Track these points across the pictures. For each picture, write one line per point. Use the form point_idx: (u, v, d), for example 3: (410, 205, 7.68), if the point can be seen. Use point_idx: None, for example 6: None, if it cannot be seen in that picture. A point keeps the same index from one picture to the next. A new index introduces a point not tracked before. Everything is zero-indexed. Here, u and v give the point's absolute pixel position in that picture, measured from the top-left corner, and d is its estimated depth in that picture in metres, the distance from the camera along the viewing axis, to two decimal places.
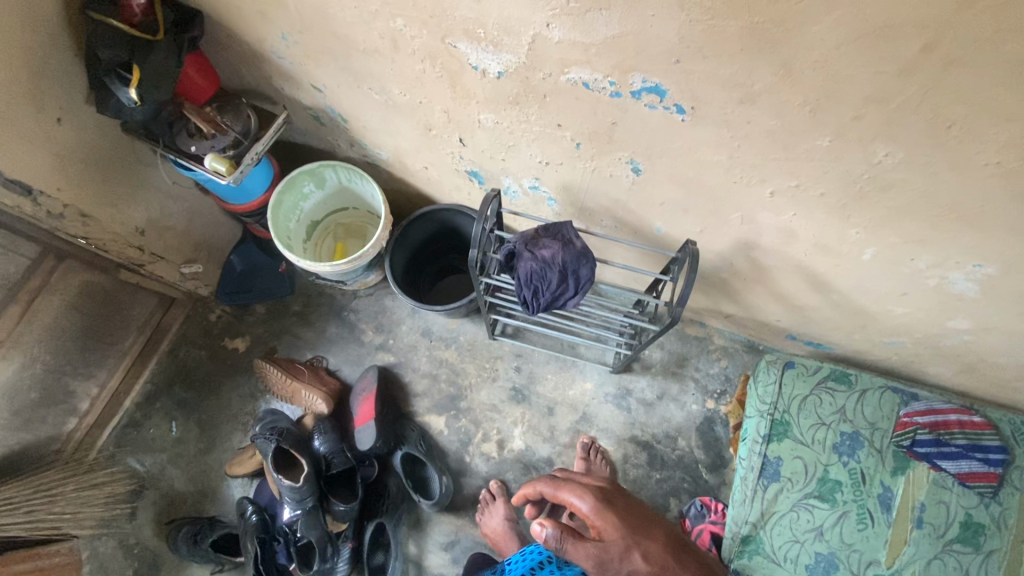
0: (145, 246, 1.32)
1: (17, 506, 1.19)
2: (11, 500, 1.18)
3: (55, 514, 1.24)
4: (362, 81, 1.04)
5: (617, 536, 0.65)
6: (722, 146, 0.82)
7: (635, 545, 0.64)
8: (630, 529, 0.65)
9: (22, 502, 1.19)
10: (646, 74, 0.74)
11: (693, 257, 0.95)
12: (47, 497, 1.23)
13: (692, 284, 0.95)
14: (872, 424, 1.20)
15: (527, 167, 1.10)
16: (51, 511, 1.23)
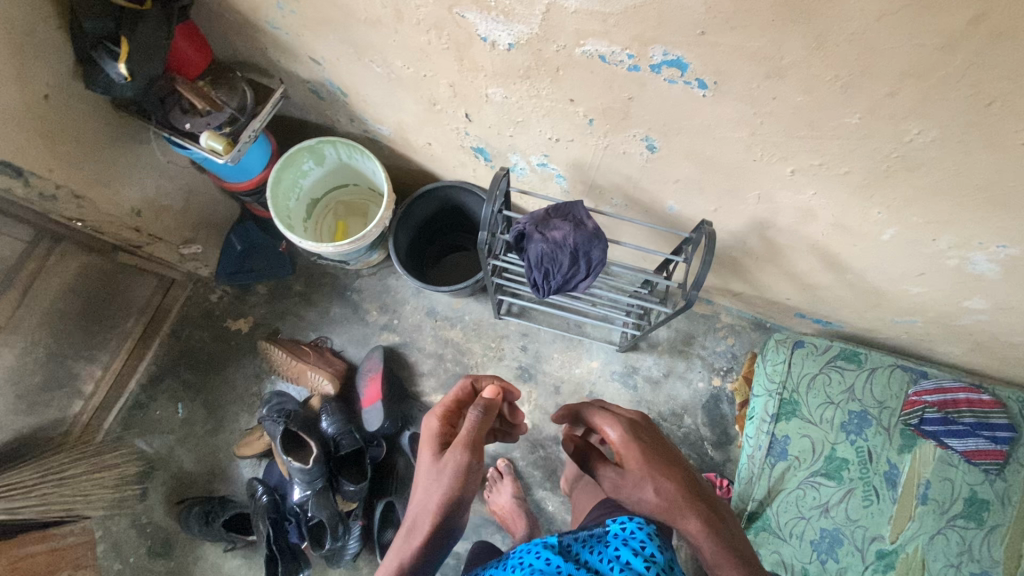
0: (142, 228, 1.27)
1: (30, 488, 1.22)
2: (21, 483, 1.21)
3: (65, 494, 1.27)
4: (363, 54, 0.99)
5: (636, 467, 0.69)
6: (743, 123, 0.79)
7: (650, 479, 0.67)
8: (648, 462, 0.69)
9: (33, 486, 1.22)
10: (667, 46, 0.70)
11: (710, 238, 0.92)
12: (57, 480, 1.26)
13: (709, 266, 0.92)
14: (881, 403, 1.20)
15: (536, 144, 1.07)
16: (62, 493, 1.27)
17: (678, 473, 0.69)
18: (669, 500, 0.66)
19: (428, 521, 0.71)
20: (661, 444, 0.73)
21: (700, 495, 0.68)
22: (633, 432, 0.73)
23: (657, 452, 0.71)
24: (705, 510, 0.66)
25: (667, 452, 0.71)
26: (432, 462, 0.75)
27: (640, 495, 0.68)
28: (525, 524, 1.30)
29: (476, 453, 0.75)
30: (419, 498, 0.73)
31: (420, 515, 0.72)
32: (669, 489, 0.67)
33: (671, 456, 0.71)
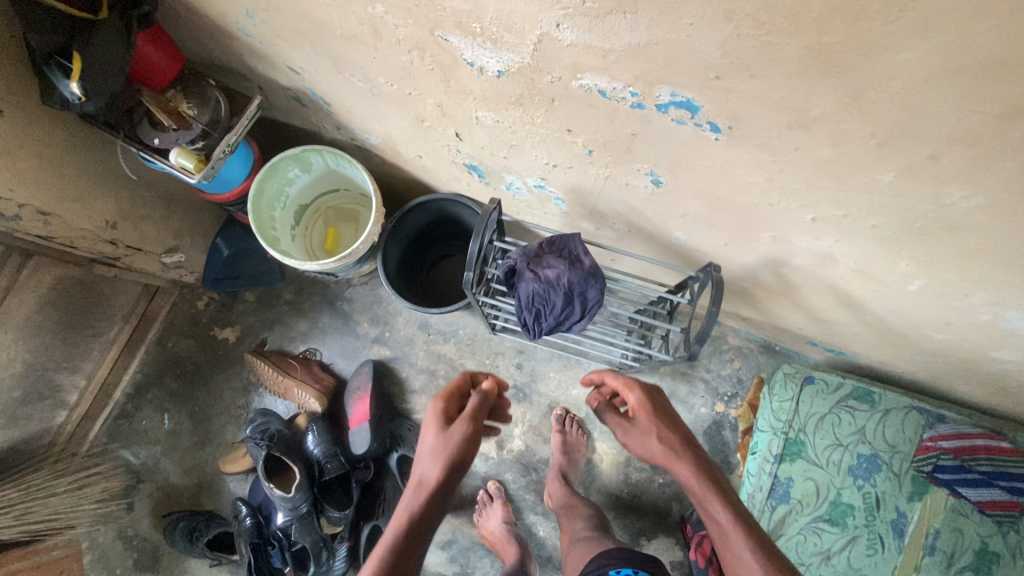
0: (118, 240, 1.21)
1: (13, 506, 1.20)
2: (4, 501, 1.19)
3: (50, 509, 1.25)
4: (342, 67, 0.90)
5: (647, 422, 0.88)
6: (760, 169, 0.70)
7: (657, 432, 0.86)
8: (656, 419, 0.87)
9: (17, 503, 1.20)
10: (675, 88, 0.61)
11: (717, 287, 0.83)
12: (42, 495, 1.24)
13: (715, 317, 0.84)
14: (892, 447, 1.13)
15: (532, 167, 0.98)
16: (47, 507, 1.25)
17: (676, 426, 0.87)
18: (669, 445, 0.85)
19: (437, 475, 0.86)
20: (665, 408, 0.90)
21: (692, 443, 0.86)
22: (647, 394, 0.91)
23: (660, 409, 0.89)
24: (694, 455, 0.84)
25: (668, 409, 0.90)
26: (439, 429, 0.92)
27: (646, 441, 0.87)
28: (515, 549, 1.27)
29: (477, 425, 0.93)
30: (427, 456, 0.89)
31: (428, 471, 0.87)
32: (668, 436, 0.85)
33: (672, 416, 0.89)
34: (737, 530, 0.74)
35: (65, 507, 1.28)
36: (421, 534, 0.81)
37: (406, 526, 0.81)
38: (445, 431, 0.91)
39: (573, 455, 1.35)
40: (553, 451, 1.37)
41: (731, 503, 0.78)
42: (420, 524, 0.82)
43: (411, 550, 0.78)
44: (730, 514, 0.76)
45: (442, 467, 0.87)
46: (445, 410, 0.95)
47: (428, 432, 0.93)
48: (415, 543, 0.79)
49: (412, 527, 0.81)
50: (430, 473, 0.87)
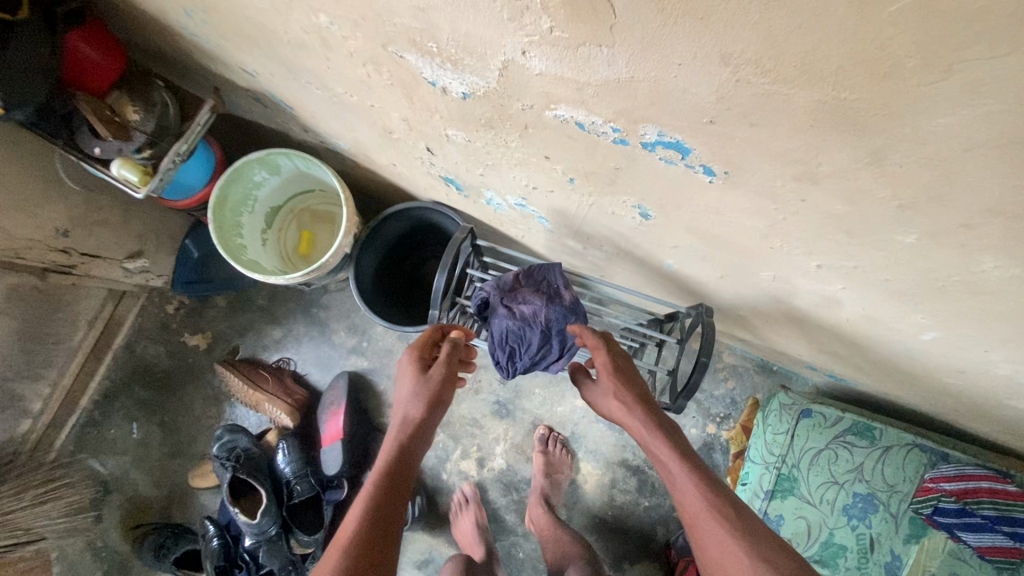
0: (71, 249, 1.14)
1: None
2: None
3: (19, 520, 1.17)
4: (298, 74, 0.80)
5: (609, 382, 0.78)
6: (759, 215, 0.61)
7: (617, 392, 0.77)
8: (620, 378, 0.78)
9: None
10: (662, 128, 0.52)
11: (705, 338, 0.74)
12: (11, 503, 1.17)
13: (704, 368, 0.74)
14: (890, 486, 1.06)
15: (510, 186, 0.88)
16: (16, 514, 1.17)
17: (634, 386, 0.77)
18: (623, 402, 0.76)
19: (418, 414, 0.83)
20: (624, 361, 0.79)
21: (651, 400, 0.78)
22: (611, 357, 0.78)
23: (620, 364, 0.79)
24: (653, 414, 0.75)
25: (633, 369, 0.80)
26: (417, 370, 0.87)
27: (606, 401, 0.79)
28: (481, 552, 1.23)
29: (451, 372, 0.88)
30: (405, 396, 0.85)
31: (409, 411, 0.84)
32: (621, 396, 0.76)
33: (635, 372, 0.80)
34: (692, 481, 0.67)
35: (37, 518, 1.21)
36: (401, 470, 0.77)
37: (386, 463, 0.77)
38: (424, 374, 0.87)
39: (556, 476, 1.30)
40: (534, 471, 1.31)
41: (690, 457, 0.71)
42: (398, 460, 0.78)
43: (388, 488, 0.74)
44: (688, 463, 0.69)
45: (426, 406, 0.84)
46: (426, 350, 0.90)
47: (405, 371, 0.88)
48: (394, 476, 0.75)
49: (388, 464, 0.77)
50: (412, 411, 0.83)
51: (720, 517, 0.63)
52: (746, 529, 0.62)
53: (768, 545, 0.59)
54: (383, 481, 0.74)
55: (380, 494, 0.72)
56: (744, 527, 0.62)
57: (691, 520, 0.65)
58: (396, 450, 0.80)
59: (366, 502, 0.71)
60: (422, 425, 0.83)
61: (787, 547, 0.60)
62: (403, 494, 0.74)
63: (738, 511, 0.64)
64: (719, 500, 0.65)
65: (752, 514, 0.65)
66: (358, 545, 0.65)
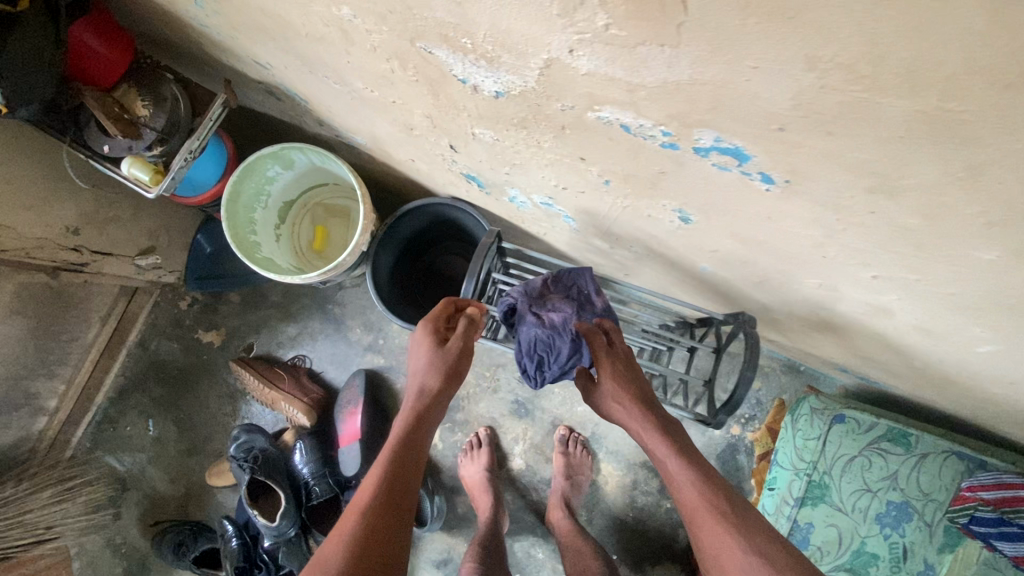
0: (83, 247, 1.11)
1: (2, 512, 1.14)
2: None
3: (38, 518, 1.19)
4: (315, 68, 0.76)
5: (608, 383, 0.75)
6: (817, 224, 0.56)
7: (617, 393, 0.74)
8: (619, 379, 0.74)
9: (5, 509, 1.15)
10: (721, 133, 0.47)
11: (752, 351, 0.70)
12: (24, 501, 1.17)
13: (748, 384, 0.69)
14: (926, 495, 1.01)
15: (538, 186, 0.84)
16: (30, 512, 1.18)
17: (638, 386, 0.75)
18: (622, 404, 0.74)
19: (434, 386, 0.82)
20: (625, 360, 0.76)
21: (653, 400, 0.75)
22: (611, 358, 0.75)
23: (623, 362, 0.76)
24: (654, 415, 0.73)
25: (635, 367, 0.77)
26: (432, 341, 0.85)
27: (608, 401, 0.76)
28: (491, 498, 1.24)
29: (465, 348, 0.86)
30: (420, 367, 0.84)
31: (425, 381, 0.82)
32: (621, 401, 0.74)
33: (637, 369, 0.77)
34: (693, 479, 0.65)
35: (55, 516, 1.22)
36: (415, 441, 0.77)
37: (401, 433, 0.77)
38: (440, 346, 0.85)
39: (577, 477, 1.27)
40: (555, 472, 1.29)
41: (691, 454, 0.69)
42: (413, 430, 0.78)
43: (402, 458, 0.74)
44: (688, 463, 0.67)
45: (442, 377, 0.83)
46: (441, 321, 0.88)
47: (418, 341, 0.86)
48: (408, 448, 0.75)
49: (403, 434, 0.77)
50: (428, 383, 0.82)
51: (721, 517, 0.62)
52: (748, 529, 0.60)
53: (769, 547, 0.58)
54: (397, 452, 0.74)
55: (394, 466, 0.72)
56: (745, 527, 0.61)
57: (689, 516, 0.64)
58: (411, 421, 0.79)
59: (381, 471, 0.71)
60: (437, 396, 0.82)
61: (788, 549, 0.59)
62: (416, 466, 0.75)
63: (739, 510, 0.62)
64: (721, 499, 0.63)
65: (756, 514, 0.63)
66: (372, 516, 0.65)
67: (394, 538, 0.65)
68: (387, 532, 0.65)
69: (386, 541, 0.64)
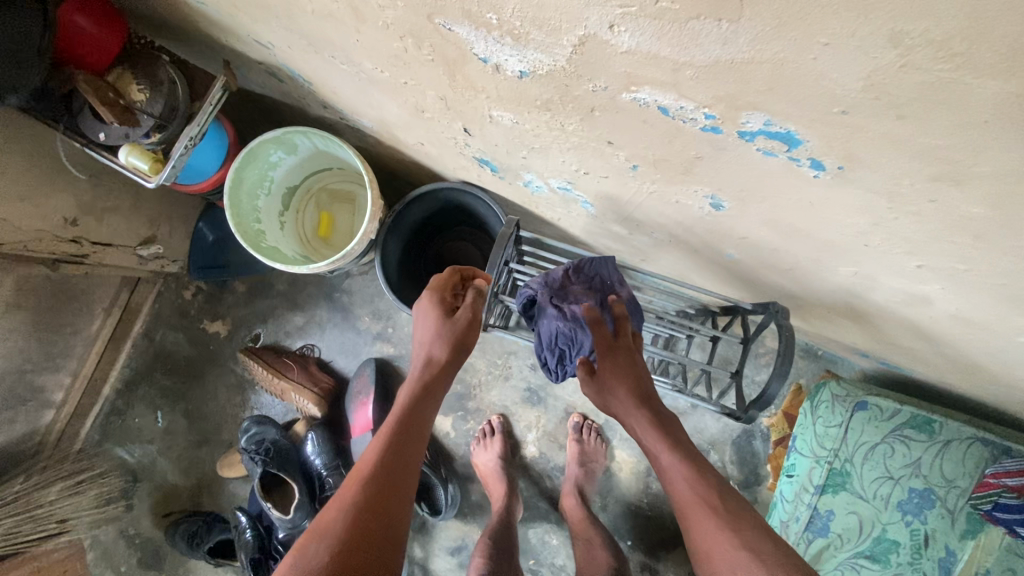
0: (82, 238, 1.08)
1: (18, 503, 1.14)
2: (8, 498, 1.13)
3: (50, 513, 1.18)
4: (320, 47, 0.71)
5: (608, 374, 0.72)
6: (866, 212, 0.53)
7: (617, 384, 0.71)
8: (620, 370, 0.72)
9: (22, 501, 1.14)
10: (773, 116, 0.43)
11: (788, 346, 0.67)
12: (42, 493, 1.17)
13: (781, 379, 0.67)
14: (949, 481, 1.00)
15: (557, 170, 0.79)
16: (49, 503, 1.18)
17: (640, 378, 0.72)
18: (620, 396, 0.71)
19: (440, 356, 0.80)
20: (626, 353, 0.73)
21: (652, 394, 0.73)
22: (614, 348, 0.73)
23: (622, 353, 0.73)
24: (653, 410, 0.71)
25: (638, 358, 0.74)
26: (439, 310, 0.82)
27: (606, 391, 0.73)
28: (504, 488, 1.23)
29: (472, 321, 0.83)
30: (425, 337, 0.81)
31: (432, 351, 0.80)
32: (618, 393, 0.71)
33: (639, 359, 0.74)
34: (686, 474, 0.64)
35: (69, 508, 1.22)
36: (420, 412, 0.75)
37: (406, 403, 0.76)
38: (448, 317, 0.82)
39: (591, 465, 1.26)
40: (568, 460, 1.28)
41: (687, 450, 0.67)
42: (418, 401, 0.77)
43: (406, 429, 0.72)
44: (683, 458, 0.66)
45: (450, 347, 0.81)
46: (448, 291, 0.85)
47: (423, 310, 0.83)
48: (412, 420, 0.74)
49: (409, 402, 0.76)
50: (435, 353, 0.80)
51: (711, 512, 0.60)
52: (741, 523, 0.59)
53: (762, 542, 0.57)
54: (401, 422, 0.73)
55: (397, 436, 0.71)
56: (738, 522, 0.59)
57: (682, 510, 0.63)
58: (416, 391, 0.77)
59: (384, 437, 0.70)
60: (444, 366, 0.80)
61: (783, 546, 0.57)
62: (419, 438, 0.73)
63: (731, 506, 0.61)
64: (713, 495, 0.62)
65: (750, 510, 0.62)
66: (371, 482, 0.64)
67: (390, 508, 0.63)
68: (387, 501, 0.63)
69: (386, 506, 0.63)
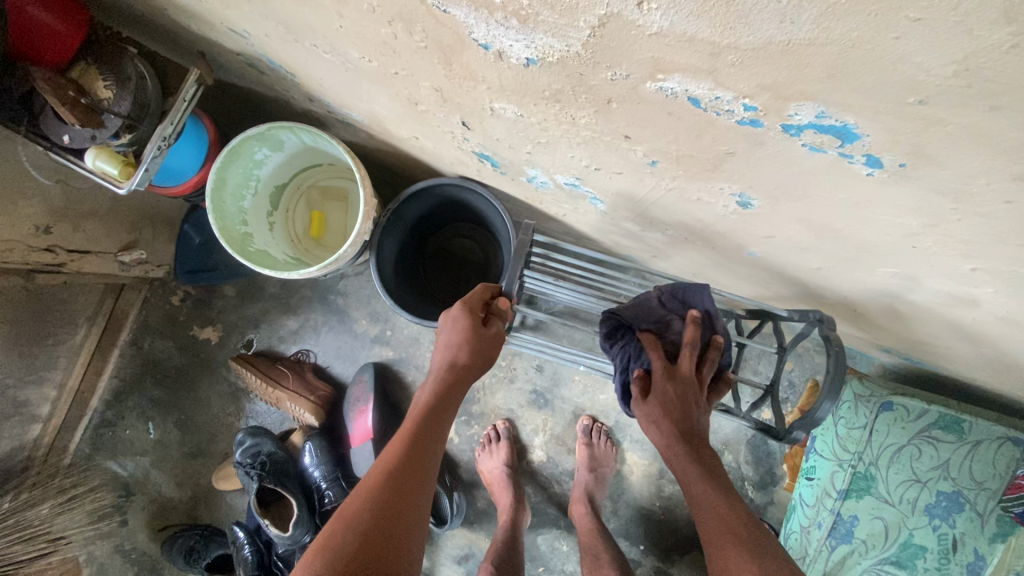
0: (58, 247, 1.02)
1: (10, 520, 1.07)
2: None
3: (44, 531, 1.12)
4: (301, 35, 0.64)
5: (652, 405, 0.73)
6: (921, 213, 0.46)
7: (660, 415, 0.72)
8: (667, 404, 0.72)
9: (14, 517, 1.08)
10: (828, 107, 0.36)
11: (841, 363, 0.71)
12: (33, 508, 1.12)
13: (833, 393, 0.71)
14: (978, 484, 0.95)
15: (564, 166, 0.73)
16: (41, 519, 1.12)
17: (686, 415, 0.71)
18: (659, 426, 0.72)
19: (463, 361, 0.73)
20: (679, 384, 0.73)
21: (699, 433, 0.71)
22: (662, 375, 0.73)
23: (679, 383, 0.73)
24: (691, 447, 0.70)
25: (689, 393, 0.73)
26: (471, 316, 0.76)
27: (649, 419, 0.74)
28: (511, 496, 1.18)
29: (495, 331, 0.77)
30: (451, 342, 0.75)
31: (456, 358, 0.74)
32: (658, 423, 0.72)
33: (695, 394, 0.73)
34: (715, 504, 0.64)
35: (64, 525, 1.16)
36: (439, 420, 0.69)
37: (424, 409, 0.70)
38: (478, 326, 0.75)
39: (601, 470, 1.21)
40: (578, 465, 1.23)
41: (713, 481, 0.66)
42: (439, 406, 0.70)
43: (423, 435, 0.66)
44: (713, 490, 0.65)
45: (475, 355, 0.74)
46: (477, 300, 0.78)
47: (451, 317, 0.77)
48: (430, 427, 0.68)
49: (429, 407, 0.70)
50: (458, 358, 0.73)
51: (738, 540, 0.59)
52: (771, 554, 0.57)
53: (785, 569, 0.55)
54: (417, 426, 0.67)
55: (415, 439, 0.65)
56: (755, 548, 0.58)
57: (712, 542, 0.61)
58: (437, 395, 0.71)
59: (401, 442, 0.65)
60: (466, 374, 0.74)
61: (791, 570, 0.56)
62: (437, 448, 0.67)
63: (757, 536, 0.60)
64: (740, 524, 0.61)
65: (776, 542, 0.60)
66: (387, 490, 0.58)
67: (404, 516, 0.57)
68: (401, 511, 0.57)
69: (403, 516, 0.57)
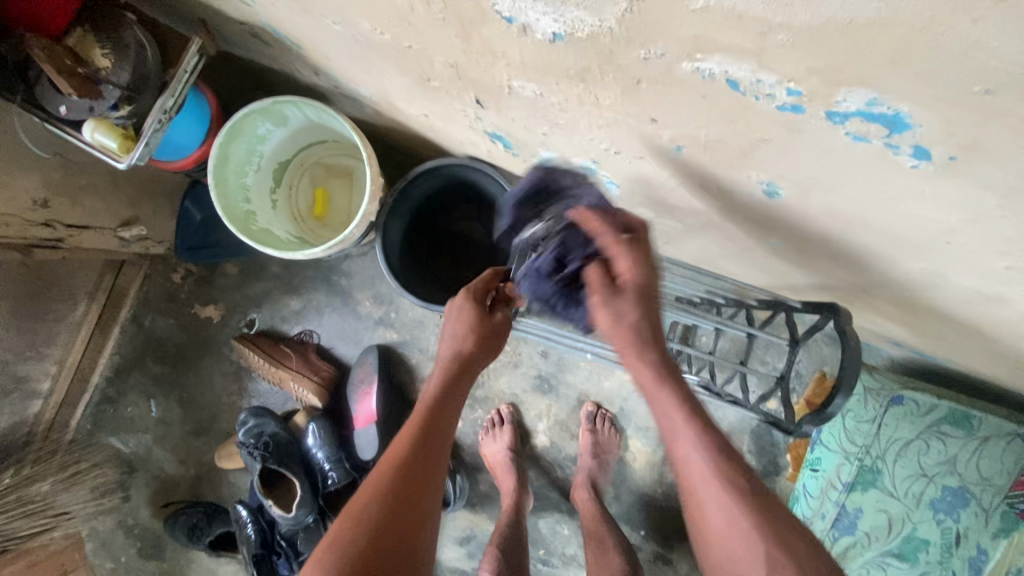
0: (55, 221, 1.00)
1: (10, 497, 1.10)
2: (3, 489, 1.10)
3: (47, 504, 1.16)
4: (309, 4, 0.61)
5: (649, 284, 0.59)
6: (963, 209, 0.44)
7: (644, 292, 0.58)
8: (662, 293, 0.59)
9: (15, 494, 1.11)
10: (881, 93, 0.34)
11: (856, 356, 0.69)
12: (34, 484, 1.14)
13: (847, 389, 0.70)
14: (984, 479, 0.95)
15: (582, 148, 0.70)
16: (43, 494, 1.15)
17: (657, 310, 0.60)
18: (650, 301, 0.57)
19: (468, 351, 0.71)
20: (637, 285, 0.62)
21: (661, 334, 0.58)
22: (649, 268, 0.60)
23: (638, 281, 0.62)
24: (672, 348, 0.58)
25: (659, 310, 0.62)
26: (477, 307, 0.73)
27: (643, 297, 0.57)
28: (514, 480, 1.18)
29: (502, 321, 0.75)
30: (456, 331, 0.72)
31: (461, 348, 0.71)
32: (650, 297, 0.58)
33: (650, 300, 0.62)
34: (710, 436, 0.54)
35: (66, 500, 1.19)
36: (445, 409, 0.66)
37: (431, 400, 0.67)
38: (483, 316, 0.73)
39: (604, 457, 1.20)
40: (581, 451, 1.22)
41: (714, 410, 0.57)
42: (448, 396, 0.68)
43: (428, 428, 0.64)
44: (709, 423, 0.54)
45: (481, 343, 0.72)
46: (482, 289, 0.76)
47: (455, 308, 0.74)
48: (437, 420, 0.65)
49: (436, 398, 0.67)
50: (464, 348, 0.71)
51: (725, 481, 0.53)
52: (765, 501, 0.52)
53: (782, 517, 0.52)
54: (424, 418, 0.65)
55: (423, 431, 0.63)
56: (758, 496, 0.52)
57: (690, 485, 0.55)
58: (443, 386, 0.69)
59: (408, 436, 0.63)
60: (473, 365, 0.72)
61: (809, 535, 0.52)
62: (447, 438, 0.65)
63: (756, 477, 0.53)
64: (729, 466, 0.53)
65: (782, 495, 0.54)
66: (395, 486, 0.57)
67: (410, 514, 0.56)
68: (407, 509, 0.57)
69: (409, 514, 0.56)
